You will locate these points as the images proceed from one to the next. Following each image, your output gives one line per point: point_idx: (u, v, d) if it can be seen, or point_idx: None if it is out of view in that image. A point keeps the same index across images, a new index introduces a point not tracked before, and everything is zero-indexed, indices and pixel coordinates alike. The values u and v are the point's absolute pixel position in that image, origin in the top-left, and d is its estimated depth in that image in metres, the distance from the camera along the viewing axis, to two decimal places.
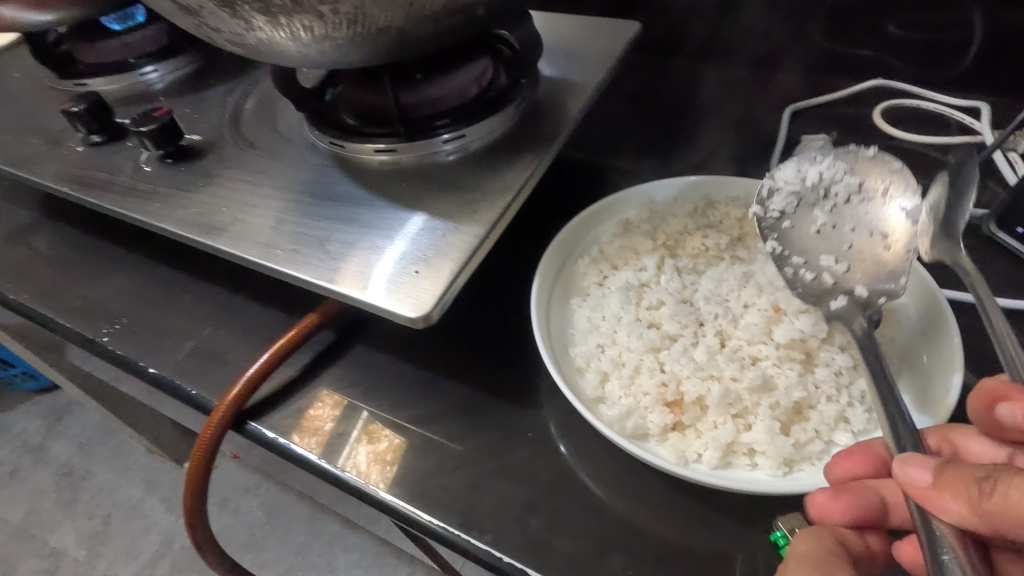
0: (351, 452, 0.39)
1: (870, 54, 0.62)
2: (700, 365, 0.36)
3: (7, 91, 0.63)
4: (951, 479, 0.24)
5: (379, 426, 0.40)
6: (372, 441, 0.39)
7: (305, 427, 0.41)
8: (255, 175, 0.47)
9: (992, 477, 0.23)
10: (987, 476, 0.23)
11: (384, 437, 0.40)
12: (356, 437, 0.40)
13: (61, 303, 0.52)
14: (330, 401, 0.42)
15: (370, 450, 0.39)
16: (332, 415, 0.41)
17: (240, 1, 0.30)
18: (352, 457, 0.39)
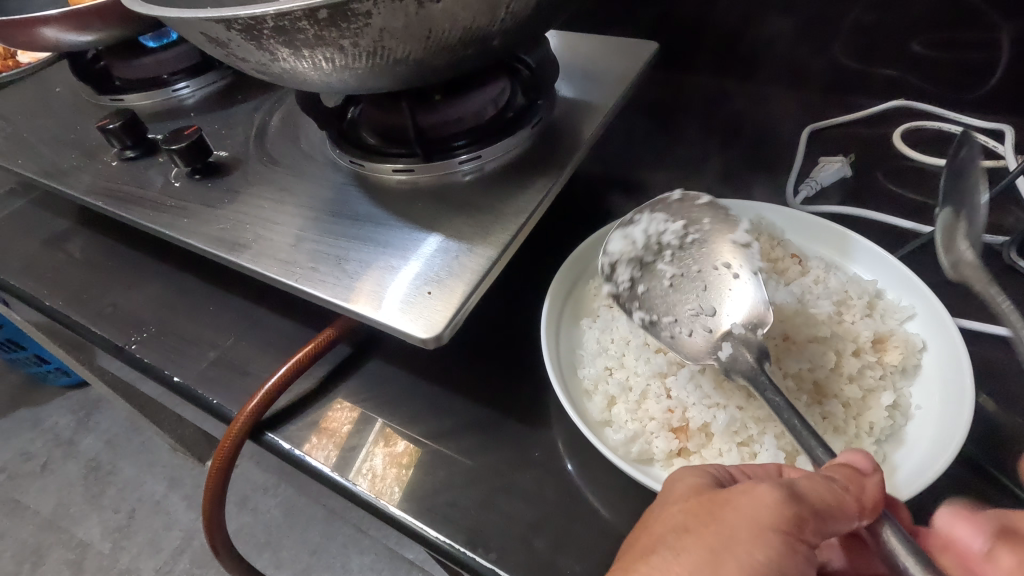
0: (368, 455, 0.41)
1: (893, 74, 0.62)
2: (707, 393, 0.36)
3: (49, 105, 0.67)
4: None
5: (395, 433, 0.42)
6: (389, 444, 0.41)
7: (323, 429, 0.43)
8: (278, 192, 0.49)
9: None
10: None
11: (401, 440, 0.41)
12: (373, 440, 0.42)
13: (93, 310, 0.55)
14: (348, 404, 0.44)
15: (388, 453, 0.41)
16: (351, 417, 0.43)
17: (265, 35, 0.32)
18: (369, 460, 0.41)
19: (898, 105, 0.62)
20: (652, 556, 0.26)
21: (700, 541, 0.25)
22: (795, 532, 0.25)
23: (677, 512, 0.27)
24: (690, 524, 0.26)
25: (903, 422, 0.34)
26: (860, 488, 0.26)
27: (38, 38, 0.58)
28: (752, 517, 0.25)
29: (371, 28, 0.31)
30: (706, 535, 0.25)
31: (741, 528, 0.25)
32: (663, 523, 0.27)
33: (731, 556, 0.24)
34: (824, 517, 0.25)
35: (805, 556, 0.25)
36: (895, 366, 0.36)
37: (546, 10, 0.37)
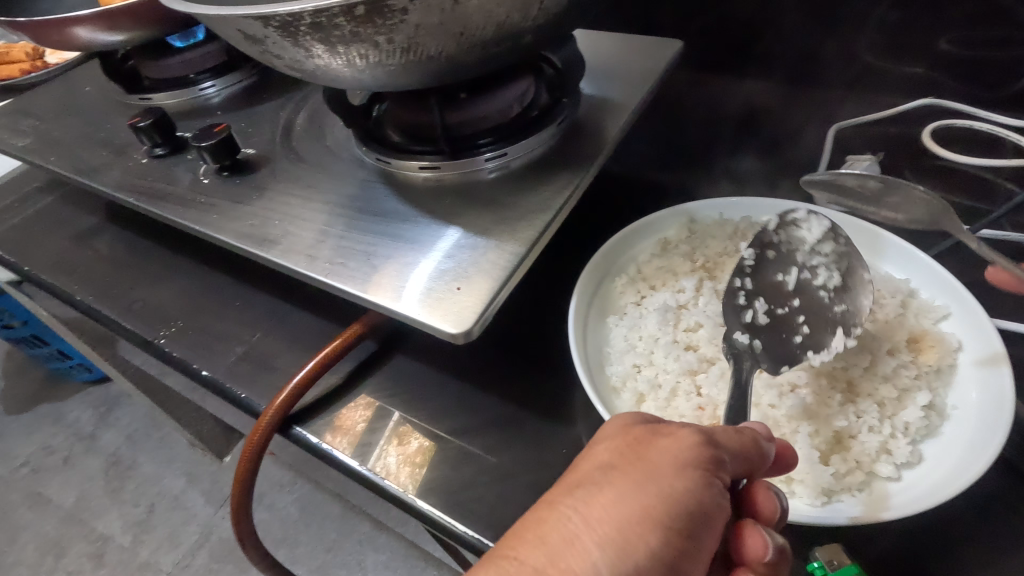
0: (383, 452, 0.41)
1: (921, 72, 0.61)
2: (738, 390, 0.37)
3: (79, 104, 0.68)
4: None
5: (410, 430, 0.42)
6: (403, 442, 0.41)
7: (339, 426, 0.43)
8: (305, 188, 0.50)
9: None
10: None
11: (415, 438, 0.41)
12: (387, 437, 0.42)
13: (122, 305, 0.55)
14: (363, 401, 0.44)
15: (401, 451, 0.41)
16: (365, 414, 0.44)
17: (302, 31, 0.32)
18: (384, 457, 0.41)
19: (926, 103, 0.60)
20: (584, 486, 0.30)
21: (627, 475, 0.29)
22: (709, 469, 0.29)
23: (606, 450, 0.31)
24: (615, 462, 0.30)
25: (939, 422, 0.34)
26: (761, 441, 0.31)
27: (70, 37, 0.60)
28: (674, 457, 0.29)
29: (406, 24, 0.31)
30: (632, 470, 0.29)
31: (664, 464, 0.29)
32: (592, 460, 0.31)
33: (653, 487, 0.28)
34: (732, 462, 0.30)
35: (717, 489, 0.29)
36: (932, 365, 0.36)
37: (578, 7, 0.38)
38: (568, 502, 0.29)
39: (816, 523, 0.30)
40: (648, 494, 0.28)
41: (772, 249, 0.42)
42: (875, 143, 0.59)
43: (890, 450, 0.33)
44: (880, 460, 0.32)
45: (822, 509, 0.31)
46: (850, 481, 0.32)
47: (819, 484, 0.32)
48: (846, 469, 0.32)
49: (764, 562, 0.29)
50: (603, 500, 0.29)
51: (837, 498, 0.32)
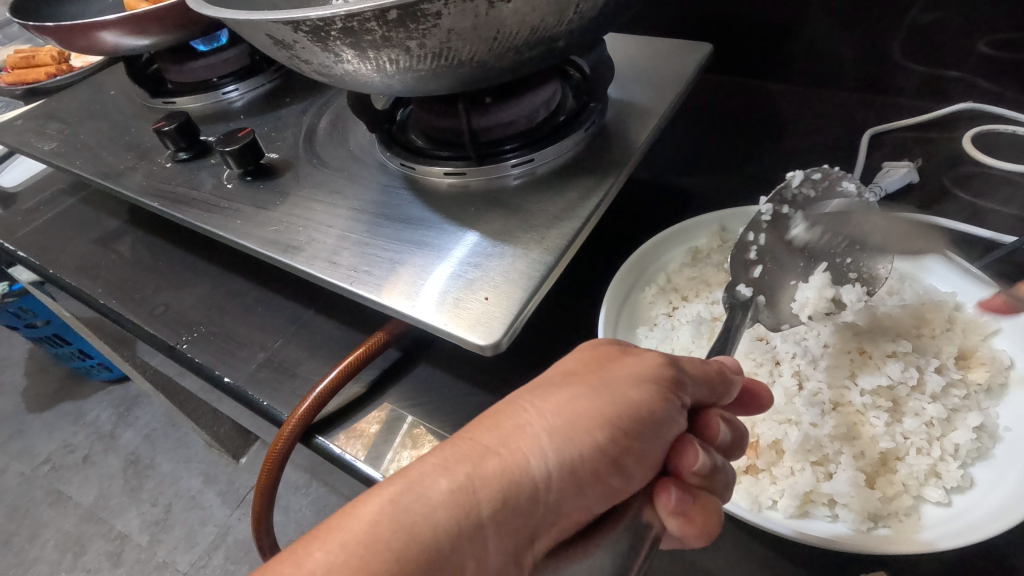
0: (396, 456, 0.41)
1: (959, 76, 0.59)
2: (778, 408, 0.35)
3: (105, 108, 0.68)
4: (696, 510, 0.28)
5: (423, 432, 0.42)
6: (418, 445, 0.41)
7: (352, 431, 0.43)
8: (330, 194, 0.49)
9: (685, 514, 0.27)
10: (683, 509, 0.28)
11: (428, 442, 0.41)
12: (401, 441, 0.42)
13: (145, 309, 0.55)
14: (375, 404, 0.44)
15: (415, 453, 0.41)
16: (378, 418, 0.43)
17: (332, 36, 0.31)
18: (397, 460, 0.41)
19: (964, 108, 0.59)
20: (545, 387, 0.30)
21: (587, 380, 0.30)
22: (670, 385, 0.29)
23: (571, 362, 0.31)
24: (579, 369, 0.30)
25: (991, 444, 0.32)
26: (728, 373, 0.31)
27: (97, 42, 0.60)
28: (636, 370, 0.29)
29: (439, 29, 0.31)
30: (593, 378, 0.30)
31: (624, 376, 0.29)
32: (558, 368, 0.31)
33: (608, 392, 0.29)
34: (694, 384, 0.30)
35: (674, 407, 0.29)
36: (980, 383, 0.34)
37: (612, 11, 0.37)
38: (528, 398, 0.30)
39: (865, 549, 0.28)
40: (602, 397, 0.28)
41: (792, 205, 0.42)
42: (911, 149, 0.58)
43: (938, 473, 0.31)
44: (927, 483, 0.31)
45: (868, 534, 0.30)
46: (897, 506, 0.31)
47: (865, 509, 0.30)
48: (893, 492, 0.31)
49: (696, 472, 0.28)
50: (560, 398, 0.29)
51: (883, 524, 0.30)
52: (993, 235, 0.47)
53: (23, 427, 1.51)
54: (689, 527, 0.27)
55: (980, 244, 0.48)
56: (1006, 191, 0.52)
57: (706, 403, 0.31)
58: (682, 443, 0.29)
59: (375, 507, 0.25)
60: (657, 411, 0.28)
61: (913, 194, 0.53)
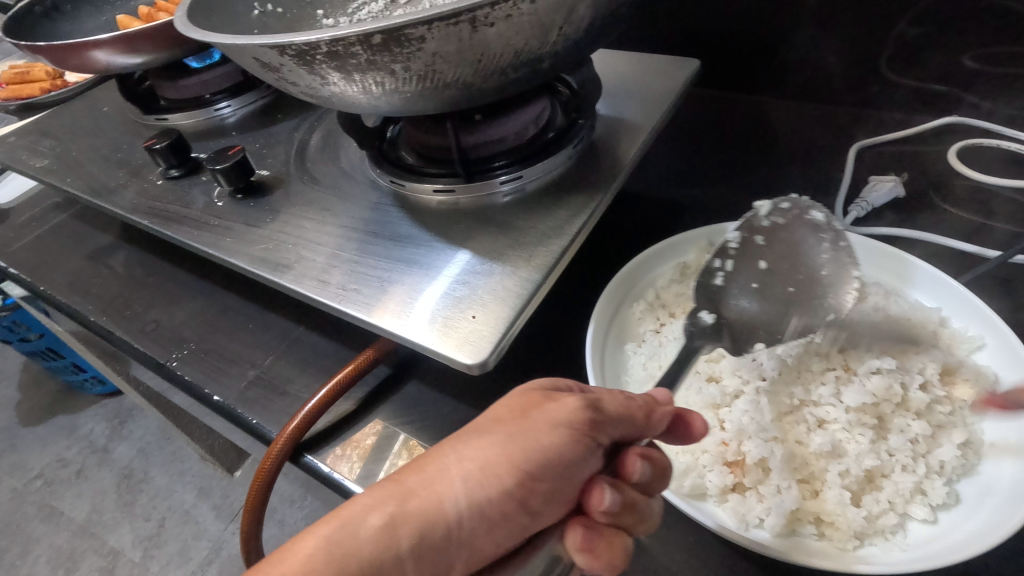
0: (393, 467, 0.41)
1: (944, 90, 0.60)
2: (763, 425, 0.34)
3: (98, 125, 0.68)
4: (601, 549, 0.28)
5: (420, 444, 0.42)
6: (414, 457, 0.41)
7: (349, 441, 0.43)
8: (320, 212, 0.49)
9: (590, 551, 0.28)
10: (589, 548, 0.28)
11: (426, 453, 0.41)
12: (398, 451, 0.42)
13: (136, 326, 0.55)
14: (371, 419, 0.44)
15: None
16: (376, 429, 0.44)
17: (317, 59, 0.32)
18: (394, 472, 0.41)
19: (949, 122, 0.59)
20: (472, 430, 0.30)
21: (508, 424, 0.29)
22: (585, 431, 0.29)
23: (499, 405, 0.31)
24: (505, 413, 0.30)
25: (976, 461, 0.32)
26: (652, 412, 0.31)
27: (89, 61, 0.60)
28: (554, 414, 0.29)
29: (424, 52, 0.31)
30: (514, 423, 0.29)
31: (541, 420, 0.29)
32: (489, 410, 0.31)
33: (521, 438, 0.28)
34: (612, 425, 0.30)
35: (588, 449, 0.29)
36: (963, 398, 0.35)
37: (597, 33, 0.37)
38: (455, 440, 0.30)
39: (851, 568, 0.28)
40: (516, 443, 0.28)
41: (762, 235, 0.42)
42: (898, 162, 0.58)
43: (924, 490, 0.31)
44: (913, 501, 0.31)
45: (853, 553, 0.30)
46: (883, 524, 0.31)
47: (850, 528, 0.30)
48: (879, 510, 0.31)
49: (605, 511, 0.29)
50: (480, 445, 0.29)
51: (869, 542, 0.31)
52: (978, 249, 0.48)
53: (16, 441, 1.50)
54: (593, 563, 0.28)
55: (966, 258, 0.48)
56: (990, 205, 0.53)
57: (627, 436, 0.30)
58: (592, 483, 0.29)
59: (313, 543, 0.26)
60: (571, 456, 0.29)
61: (900, 207, 0.54)
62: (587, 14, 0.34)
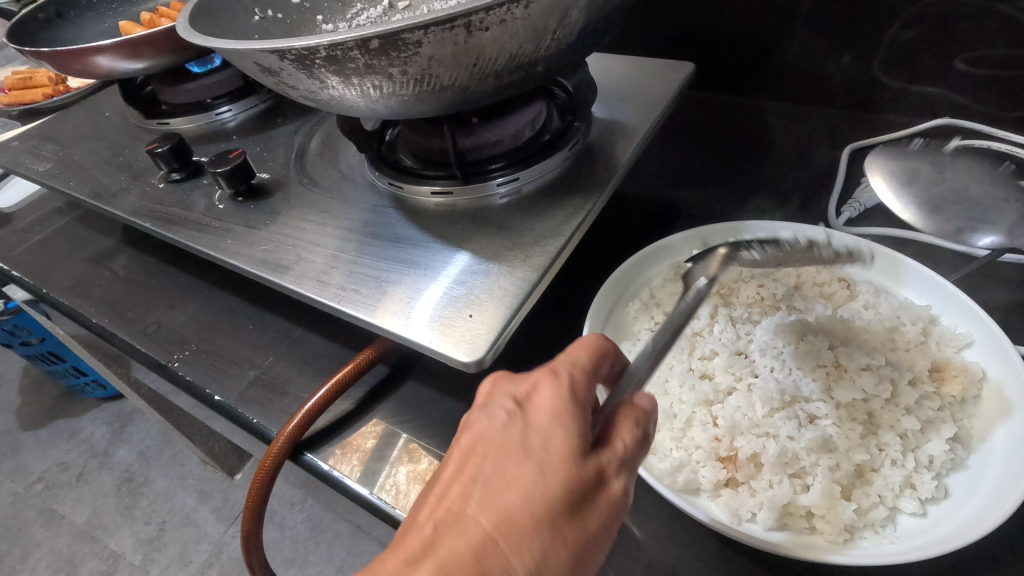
0: (392, 471, 0.41)
1: (935, 91, 0.60)
2: (756, 421, 0.35)
3: (100, 129, 0.69)
4: None
5: (418, 447, 0.42)
6: (413, 461, 0.41)
7: (348, 445, 0.44)
8: (319, 214, 0.50)
9: None
10: None
11: (424, 457, 0.41)
12: (397, 456, 0.42)
13: (137, 328, 0.56)
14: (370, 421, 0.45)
15: (410, 469, 0.41)
16: (374, 432, 0.44)
17: (316, 63, 0.32)
18: (393, 476, 0.41)
19: (942, 123, 0.60)
20: (525, 552, 0.24)
21: (568, 543, 0.25)
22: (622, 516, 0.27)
23: (550, 506, 0.25)
24: (561, 525, 0.25)
25: (965, 456, 0.33)
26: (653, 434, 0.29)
27: (92, 66, 0.61)
28: (608, 518, 0.26)
29: (420, 56, 0.32)
30: (574, 539, 0.25)
31: (598, 527, 0.26)
32: (536, 514, 0.25)
33: (583, 554, 0.25)
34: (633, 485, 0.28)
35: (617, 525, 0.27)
36: (954, 395, 0.35)
37: (590, 36, 0.38)
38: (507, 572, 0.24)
39: (841, 560, 0.29)
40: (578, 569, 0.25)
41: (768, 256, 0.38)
42: None
43: (913, 485, 0.32)
44: (903, 495, 0.32)
45: (843, 546, 0.30)
46: (872, 517, 0.31)
47: (841, 521, 0.31)
48: (868, 504, 0.32)
49: None
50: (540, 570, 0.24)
51: (859, 535, 0.31)
52: (967, 248, 0.48)
53: (17, 445, 1.51)
54: None
55: (955, 257, 0.49)
56: None
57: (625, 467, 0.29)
58: None
59: None
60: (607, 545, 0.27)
61: (892, 208, 0.55)
62: (580, 19, 0.34)
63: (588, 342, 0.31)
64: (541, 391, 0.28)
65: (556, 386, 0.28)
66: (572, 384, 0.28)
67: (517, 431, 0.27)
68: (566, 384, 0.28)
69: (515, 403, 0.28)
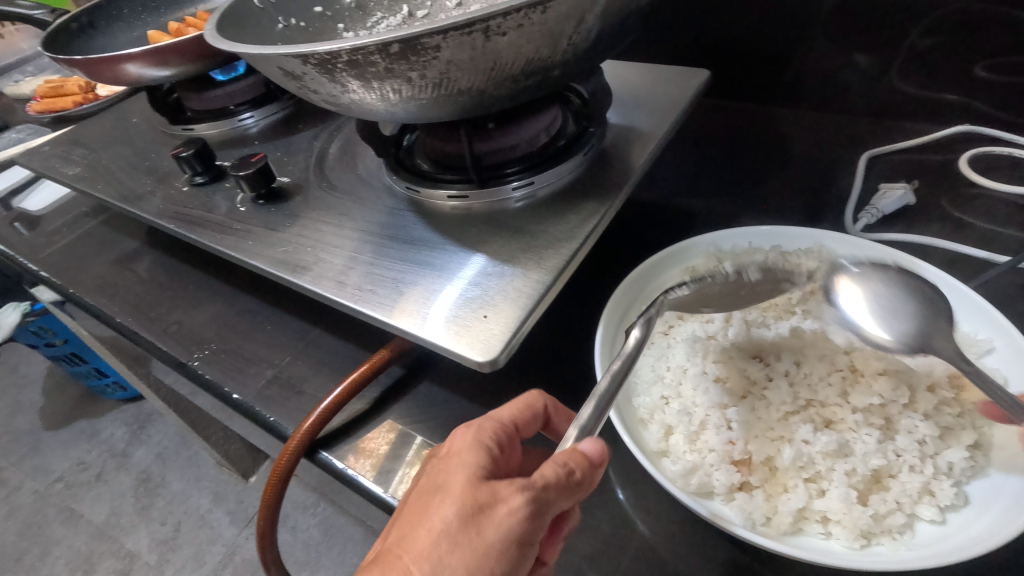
0: (403, 476, 0.41)
1: (955, 98, 0.60)
2: (770, 424, 0.36)
3: (128, 135, 0.71)
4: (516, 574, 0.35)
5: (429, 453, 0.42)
6: None
7: (361, 450, 0.44)
8: (338, 217, 0.51)
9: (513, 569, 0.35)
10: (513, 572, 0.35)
11: None
12: (408, 461, 0.42)
13: (160, 327, 0.57)
14: (386, 425, 0.45)
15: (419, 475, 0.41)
16: (388, 438, 0.44)
17: (338, 67, 0.33)
18: (404, 481, 0.41)
19: (961, 131, 0.60)
20: (424, 561, 0.28)
21: (461, 551, 0.28)
22: (527, 537, 0.29)
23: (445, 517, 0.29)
24: (456, 532, 0.28)
25: (986, 463, 0.33)
26: (581, 461, 0.30)
27: (122, 73, 0.63)
28: (503, 533, 0.28)
29: (439, 60, 0.32)
30: (467, 545, 0.28)
31: (494, 536, 0.28)
32: (436, 529, 0.29)
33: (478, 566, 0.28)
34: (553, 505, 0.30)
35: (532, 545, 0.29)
36: (973, 403, 0.35)
37: (607, 40, 0.38)
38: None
39: (855, 564, 0.29)
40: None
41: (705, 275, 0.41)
42: (907, 170, 0.59)
43: (932, 491, 0.32)
44: (921, 501, 0.32)
45: (860, 552, 0.30)
46: (890, 523, 0.31)
47: (857, 526, 0.31)
48: (886, 510, 0.31)
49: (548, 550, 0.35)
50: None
51: (876, 540, 0.31)
52: (988, 254, 0.48)
53: (39, 444, 1.54)
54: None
55: (975, 264, 0.48)
56: (1001, 212, 0.53)
57: (563, 493, 0.30)
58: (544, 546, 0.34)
59: None
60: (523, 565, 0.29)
61: (909, 215, 0.55)
62: (596, 24, 0.35)
63: (513, 400, 0.36)
64: (457, 438, 0.33)
65: (468, 433, 0.33)
66: (483, 430, 0.33)
67: (433, 471, 0.32)
68: (478, 430, 0.33)
69: (436, 452, 0.33)
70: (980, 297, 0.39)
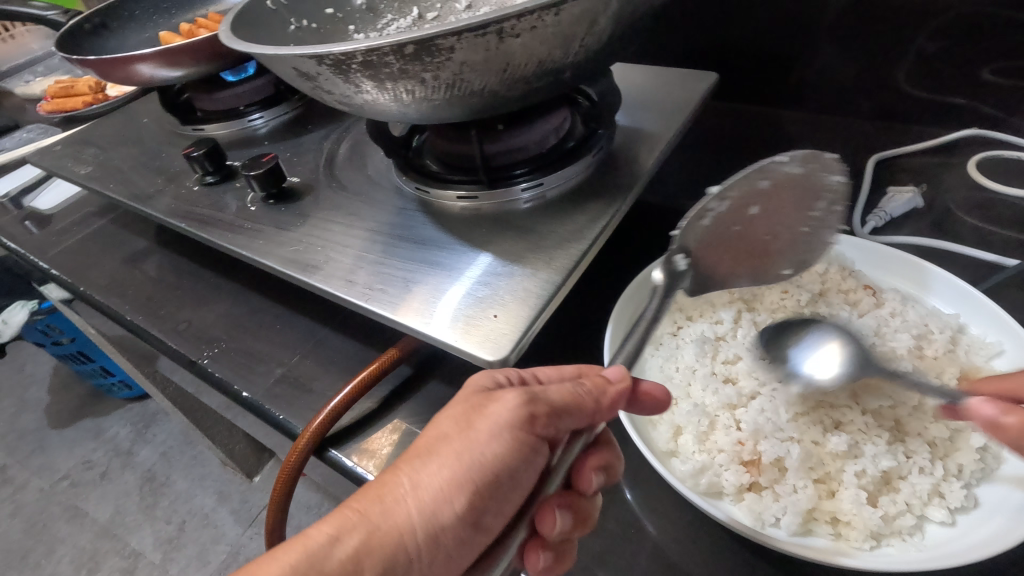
0: None
1: (963, 102, 0.60)
2: (780, 425, 0.35)
3: (139, 135, 0.72)
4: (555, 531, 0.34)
5: None
6: None
7: (367, 450, 0.44)
8: (348, 217, 0.51)
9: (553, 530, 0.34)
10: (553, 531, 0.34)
11: None
12: None
13: (169, 325, 0.57)
14: (388, 427, 0.45)
15: None
16: (390, 440, 0.44)
17: (353, 68, 0.34)
18: None
19: (969, 135, 0.60)
20: (423, 451, 0.31)
21: (453, 439, 0.31)
22: (524, 430, 0.31)
23: (444, 416, 0.32)
24: (451, 425, 0.31)
25: (995, 464, 0.33)
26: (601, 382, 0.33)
27: (133, 73, 0.64)
28: (496, 422, 0.31)
29: (453, 62, 0.33)
30: (460, 435, 0.31)
31: (484, 427, 0.31)
32: (436, 425, 0.32)
33: (469, 452, 0.30)
34: (556, 412, 0.32)
35: (532, 442, 0.31)
36: None
37: (618, 42, 0.38)
38: (407, 467, 0.31)
39: (866, 564, 0.29)
40: (466, 460, 0.30)
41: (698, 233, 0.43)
42: (915, 173, 0.59)
43: (941, 493, 0.32)
44: (930, 503, 0.32)
45: (870, 552, 0.30)
46: (899, 524, 0.31)
47: (867, 527, 0.31)
48: (895, 511, 0.31)
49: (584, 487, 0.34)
50: (435, 469, 0.30)
51: (886, 541, 0.31)
52: (996, 258, 0.48)
53: (44, 443, 1.54)
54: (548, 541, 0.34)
55: (984, 267, 0.49)
56: (1008, 215, 0.53)
57: (568, 398, 0.32)
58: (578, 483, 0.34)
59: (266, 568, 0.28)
60: (523, 459, 0.31)
61: (917, 218, 0.55)
62: (608, 26, 0.35)
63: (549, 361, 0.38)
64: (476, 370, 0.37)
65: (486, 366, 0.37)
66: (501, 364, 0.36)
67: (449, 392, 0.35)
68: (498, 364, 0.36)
69: None
70: (990, 300, 0.39)
